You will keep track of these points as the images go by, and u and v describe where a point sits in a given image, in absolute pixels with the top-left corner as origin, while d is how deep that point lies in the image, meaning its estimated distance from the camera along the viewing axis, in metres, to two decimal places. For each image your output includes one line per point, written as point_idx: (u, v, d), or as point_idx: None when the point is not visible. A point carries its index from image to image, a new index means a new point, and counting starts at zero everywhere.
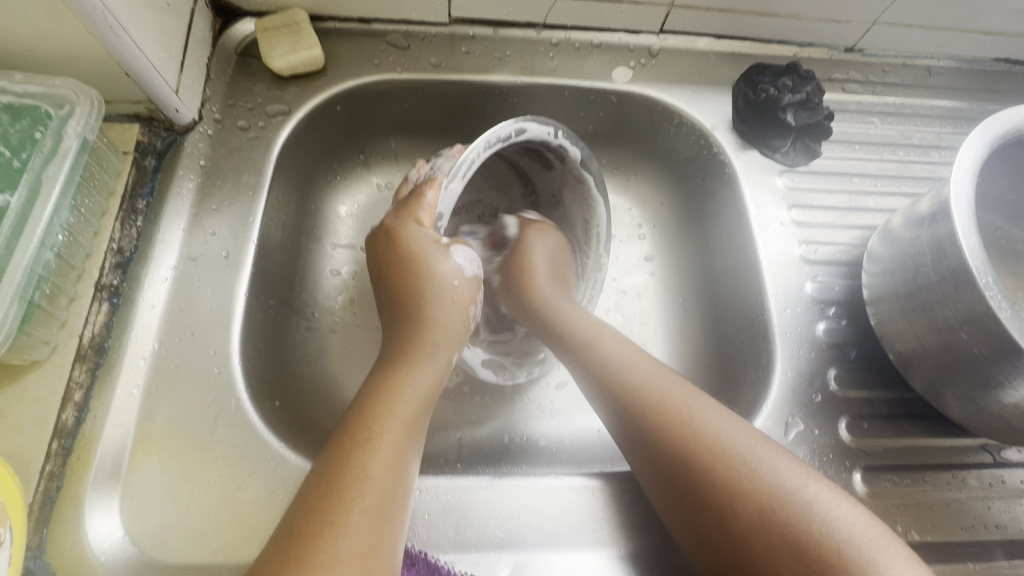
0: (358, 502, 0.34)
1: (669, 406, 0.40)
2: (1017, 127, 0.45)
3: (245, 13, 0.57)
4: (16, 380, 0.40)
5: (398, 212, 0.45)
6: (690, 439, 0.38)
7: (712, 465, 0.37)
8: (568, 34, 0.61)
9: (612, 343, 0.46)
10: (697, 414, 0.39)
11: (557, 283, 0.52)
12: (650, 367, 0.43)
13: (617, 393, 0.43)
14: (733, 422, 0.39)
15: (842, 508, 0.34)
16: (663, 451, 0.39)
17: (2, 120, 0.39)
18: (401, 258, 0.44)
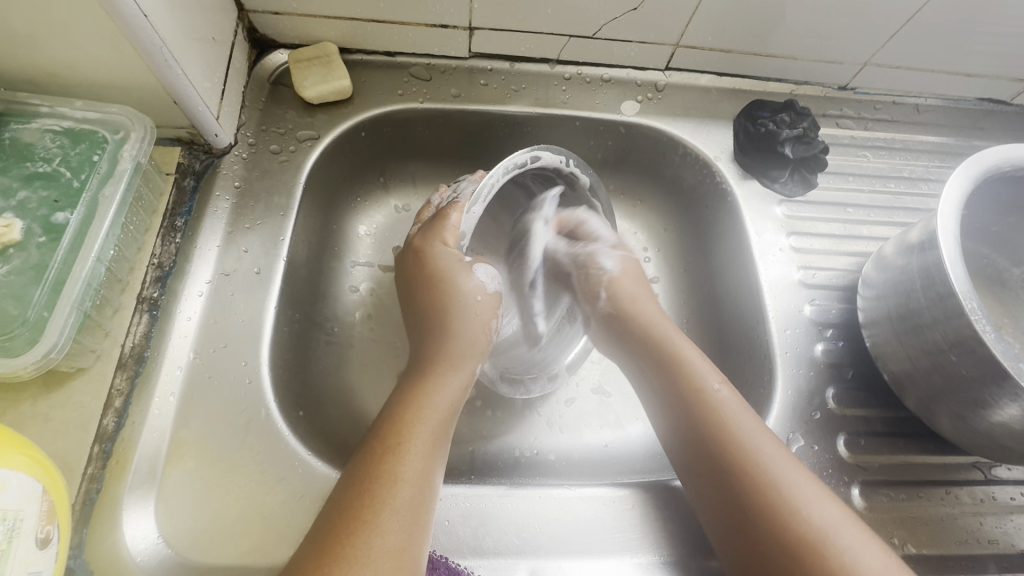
0: (389, 504, 0.36)
1: (762, 469, 0.40)
2: (997, 165, 0.48)
3: (279, 45, 0.61)
4: (62, 385, 0.42)
5: (424, 234, 0.48)
6: (781, 509, 0.38)
7: (800, 539, 0.37)
8: (579, 68, 0.66)
9: (669, 332, 0.51)
10: (795, 489, 0.39)
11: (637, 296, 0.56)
12: (755, 428, 0.42)
13: (703, 439, 0.43)
14: (823, 499, 0.39)
15: (874, 558, 0.36)
16: (743, 512, 0.39)
17: (64, 144, 0.44)
18: (427, 277, 0.48)
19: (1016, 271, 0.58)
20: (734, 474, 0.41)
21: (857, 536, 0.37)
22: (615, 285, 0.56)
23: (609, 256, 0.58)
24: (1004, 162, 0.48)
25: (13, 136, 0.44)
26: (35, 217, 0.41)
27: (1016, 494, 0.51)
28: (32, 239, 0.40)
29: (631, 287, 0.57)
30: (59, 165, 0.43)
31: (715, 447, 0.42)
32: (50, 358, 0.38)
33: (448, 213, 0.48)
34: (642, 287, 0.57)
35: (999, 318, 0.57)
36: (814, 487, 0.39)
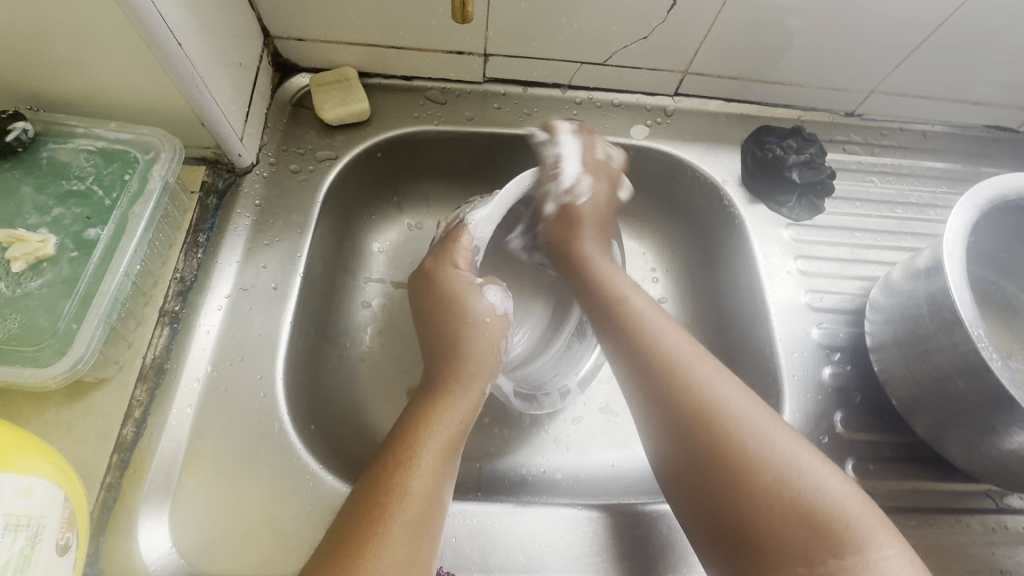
0: (398, 517, 0.37)
1: (707, 398, 0.42)
2: (1003, 194, 0.49)
3: (302, 69, 0.63)
4: (84, 395, 0.43)
5: (435, 258, 0.53)
6: (705, 407, 0.41)
7: (720, 429, 0.40)
8: (590, 94, 0.67)
9: (636, 302, 0.50)
10: (716, 391, 0.42)
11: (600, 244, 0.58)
12: (682, 340, 0.47)
13: (669, 400, 0.43)
14: (747, 398, 0.42)
15: (836, 487, 0.37)
16: (672, 411, 0.43)
17: (98, 164, 0.46)
18: (440, 299, 0.51)
19: None
20: (667, 380, 0.44)
21: (774, 426, 0.40)
22: (572, 209, 0.58)
23: (587, 179, 0.59)
24: (1010, 191, 0.49)
25: (50, 154, 0.46)
26: (68, 233, 0.43)
27: None
28: (65, 254, 0.42)
29: (594, 216, 0.59)
30: (92, 183, 0.45)
31: (682, 407, 0.42)
32: (77, 368, 0.39)
33: (459, 235, 0.53)
34: (606, 227, 0.60)
35: (1009, 345, 0.57)
36: (739, 387, 0.43)
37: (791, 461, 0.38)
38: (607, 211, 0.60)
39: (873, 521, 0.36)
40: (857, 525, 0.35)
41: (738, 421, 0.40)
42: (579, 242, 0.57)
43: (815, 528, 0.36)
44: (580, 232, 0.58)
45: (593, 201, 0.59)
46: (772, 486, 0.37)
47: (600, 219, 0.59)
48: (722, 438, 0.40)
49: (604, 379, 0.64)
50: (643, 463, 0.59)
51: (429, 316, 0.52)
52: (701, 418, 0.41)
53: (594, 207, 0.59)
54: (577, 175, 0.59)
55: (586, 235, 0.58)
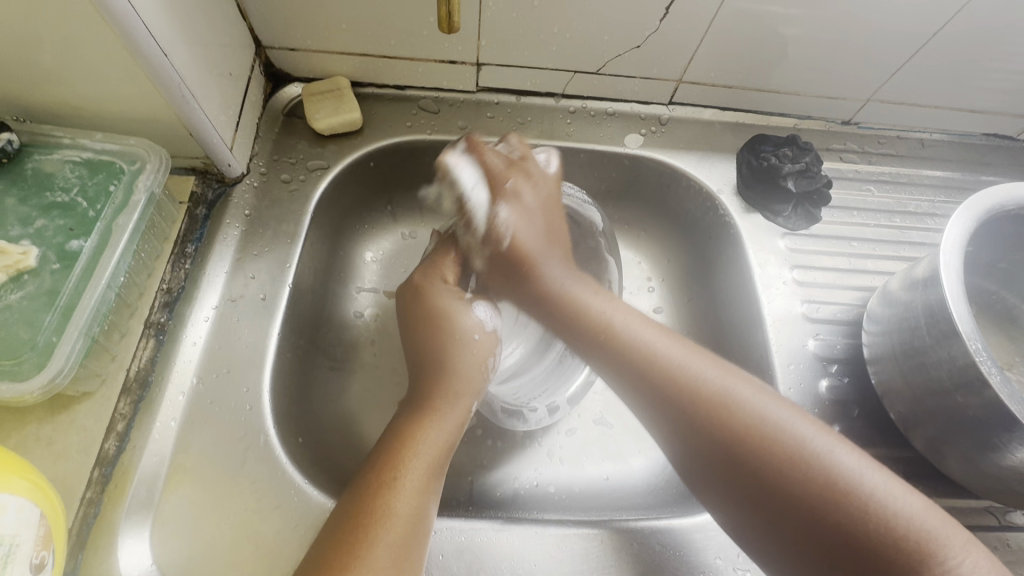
0: (382, 538, 0.37)
1: (748, 419, 0.40)
2: (1001, 204, 0.48)
3: (294, 79, 0.63)
4: (67, 409, 0.43)
5: (424, 273, 0.54)
6: (758, 441, 0.39)
7: (781, 464, 0.38)
8: (584, 102, 0.67)
9: (625, 321, 0.47)
10: (751, 406, 0.40)
11: (564, 265, 0.52)
12: (703, 360, 0.44)
13: (711, 428, 0.40)
14: (787, 411, 0.40)
15: (903, 498, 0.36)
16: (723, 454, 0.40)
17: (82, 175, 0.46)
18: (427, 318, 0.51)
19: None
20: (710, 416, 0.41)
21: (824, 439, 0.39)
22: (518, 247, 0.52)
23: (503, 209, 0.53)
24: (1008, 201, 0.48)
25: (35, 165, 0.45)
26: (50, 245, 0.42)
27: None
28: (47, 266, 0.42)
29: (540, 228, 0.53)
30: (76, 195, 0.45)
31: (726, 435, 0.40)
32: (56, 383, 0.39)
33: (445, 256, 0.56)
34: (557, 237, 0.53)
35: (1009, 356, 0.56)
36: (768, 399, 0.41)
37: (853, 476, 0.37)
38: (552, 216, 0.54)
39: (934, 516, 0.35)
40: (935, 535, 0.34)
41: (792, 447, 0.38)
42: (541, 269, 0.51)
43: (904, 551, 0.34)
44: (535, 274, 0.51)
45: (532, 237, 0.52)
46: (851, 517, 0.35)
47: (548, 240, 0.53)
48: (786, 475, 0.38)
49: (599, 391, 0.63)
50: (638, 477, 0.58)
51: (417, 343, 0.51)
52: (759, 455, 0.39)
53: (535, 240, 0.52)
54: (490, 206, 0.54)
55: (544, 259, 0.52)
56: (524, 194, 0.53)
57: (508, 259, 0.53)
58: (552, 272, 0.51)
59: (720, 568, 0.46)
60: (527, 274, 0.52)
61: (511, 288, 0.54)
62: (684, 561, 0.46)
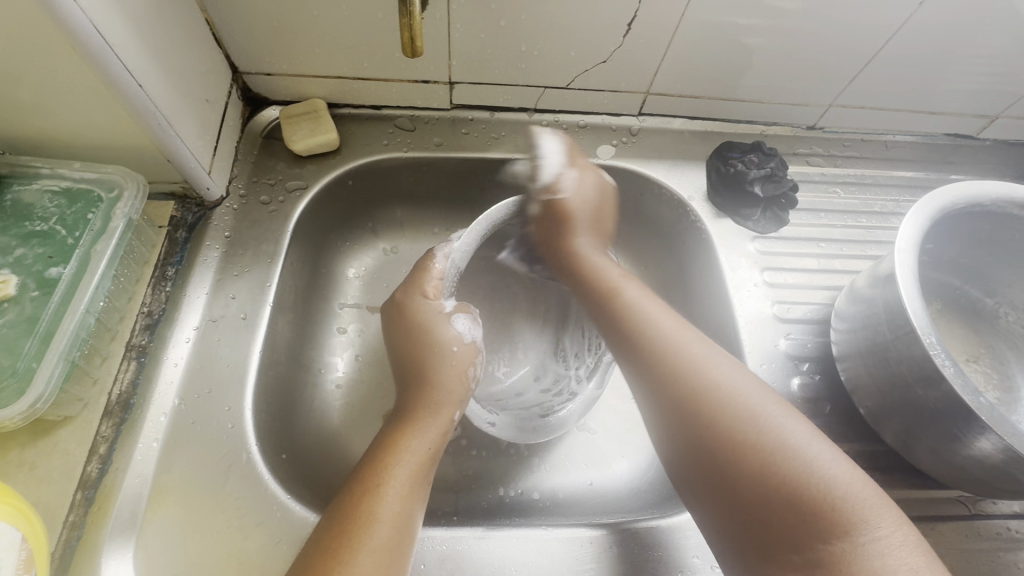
0: (366, 544, 0.38)
1: (698, 381, 0.43)
2: (953, 202, 0.50)
3: (272, 102, 0.64)
4: (49, 433, 0.43)
5: (405, 287, 0.54)
6: (705, 402, 0.42)
7: (723, 428, 0.40)
8: (556, 116, 0.69)
9: (630, 294, 0.52)
10: (712, 374, 0.43)
11: (596, 238, 0.60)
12: (677, 328, 0.48)
13: (670, 387, 0.44)
14: (745, 382, 0.43)
15: (840, 471, 0.36)
16: (676, 404, 0.43)
17: (61, 204, 0.47)
18: (410, 328, 0.53)
19: (989, 302, 0.59)
20: (670, 371, 0.45)
21: (774, 408, 0.40)
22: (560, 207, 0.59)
23: (571, 172, 0.60)
24: (960, 199, 0.50)
25: (14, 196, 0.47)
26: (30, 273, 0.43)
27: (1004, 528, 0.51)
28: (27, 293, 0.43)
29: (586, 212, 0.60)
30: (55, 223, 0.46)
31: (679, 395, 0.43)
32: (36, 408, 0.40)
33: (426, 267, 0.54)
34: (601, 215, 0.61)
35: (975, 349, 0.58)
36: (734, 368, 0.44)
37: (785, 443, 0.38)
38: (603, 199, 0.61)
39: (872, 500, 0.35)
40: (860, 508, 0.34)
41: (735, 415, 0.40)
42: (574, 240, 0.59)
43: (820, 515, 0.35)
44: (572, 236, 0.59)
45: (579, 200, 0.59)
46: (780, 484, 0.36)
47: (593, 213, 0.60)
48: (728, 432, 0.40)
49: None
50: (621, 481, 0.59)
51: (404, 344, 0.53)
52: (710, 425, 0.41)
53: (581, 206, 0.59)
54: (561, 167, 0.61)
55: (577, 234, 0.59)
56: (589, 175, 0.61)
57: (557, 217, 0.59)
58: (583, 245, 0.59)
59: (698, 567, 0.47)
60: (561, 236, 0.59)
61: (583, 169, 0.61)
62: (661, 561, 0.47)
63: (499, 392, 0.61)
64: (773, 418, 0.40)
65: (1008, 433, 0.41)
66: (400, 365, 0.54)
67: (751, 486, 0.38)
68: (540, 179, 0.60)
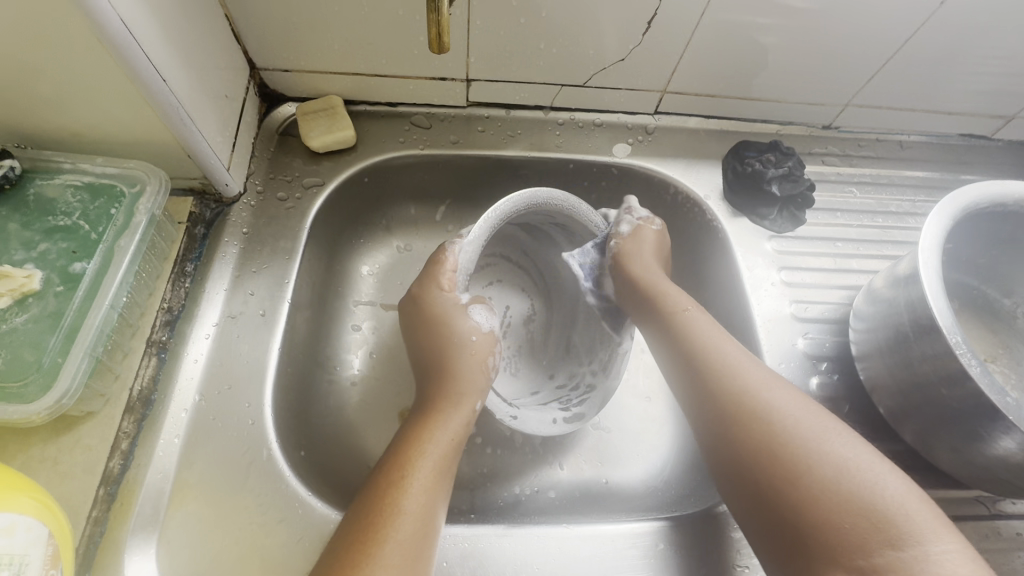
0: (391, 536, 0.38)
1: (748, 396, 0.44)
2: (976, 202, 0.49)
3: (288, 98, 0.64)
4: (71, 429, 0.43)
5: (421, 280, 0.53)
6: (758, 417, 0.43)
7: (774, 443, 0.41)
8: (572, 114, 0.69)
9: (695, 314, 0.52)
10: (771, 394, 0.44)
11: (661, 264, 0.58)
12: (727, 342, 0.49)
13: (718, 402, 0.45)
14: (793, 398, 0.44)
15: (896, 488, 0.38)
16: (727, 420, 0.44)
17: (83, 199, 0.47)
18: (430, 320, 0.52)
19: (1007, 302, 0.59)
20: (717, 389, 0.46)
21: (828, 426, 0.42)
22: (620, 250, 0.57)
23: (614, 183, 0.61)
24: (982, 199, 0.50)
25: (37, 191, 0.46)
26: (54, 268, 0.43)
27: (1023, 528, 0.51)
28: (51, 289, 0.43)
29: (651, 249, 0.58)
30: (78, 219, 0.46)
31: (727, 408, 0.45)
32: (61, 404, 0.40)
33: (442, 259, 0.52)
34: (664, 249, 0.60)
35: (993, 349, 0.58)
36: (776, 381, 0.46)
37: (841, 460, 0.39)
38: (662, 246, 0.59)
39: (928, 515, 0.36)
40: (914, 525, 0.36)
41: (789, 432, 0.41)
42: (631, 260, 0.56)
43: (875, 529, 0.36)
44: (621, 266, 0.56)
45: (659, 234, 0.59)
46: (838, 497, 0.38)
47: (657, 262, 0.57)
48: (781, 446, 0.41)
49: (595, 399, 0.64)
50: (637, 480, 0.59)
51: (422, 337, 0.53)
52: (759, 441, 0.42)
53: (649, 241, 0.58)
54: (638, 205, 0.60)
55: (650, 261, 0.57)
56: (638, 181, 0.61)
57: (569, 228, 0.59)
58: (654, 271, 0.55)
59: (719, 565, 0.47)
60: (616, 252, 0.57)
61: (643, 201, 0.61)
62: (682, 559, 0.47)
63: (513, 390, 0.60)
64: (828, 437, 0.41)
65: None
66: (420, 359, 0.54)
67: (807, 497, 0.39)
68: (579, 194, 0.63)
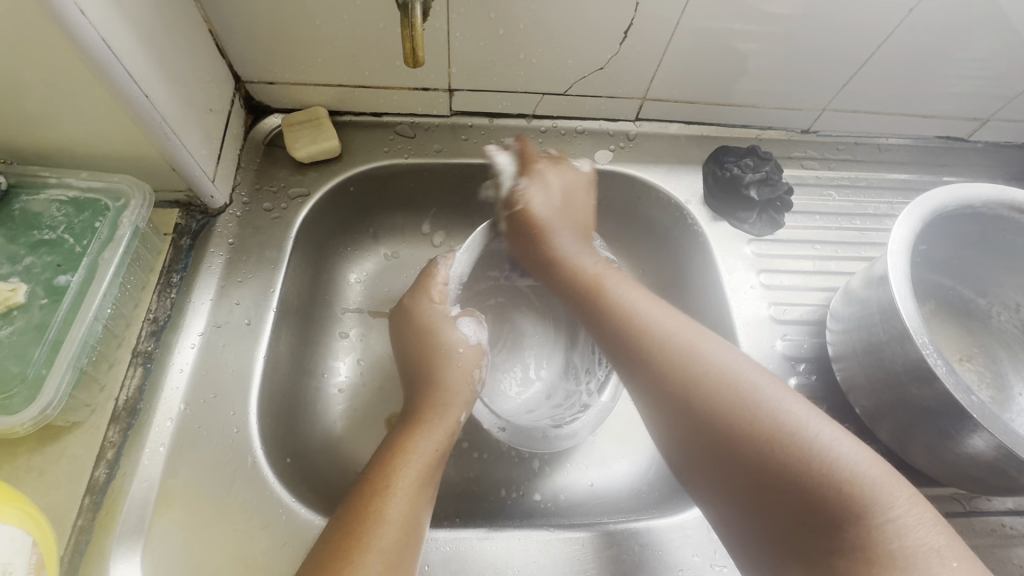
0: (374, 545, 0.39)
1: (696, 370, 0.44)
2: (944, 205, 0.51)
3: (273, 110, 0.65)
4: (57, 440, 0.44)
5: (413, 293, 0.56)
6: (710, 392, 0.43)
7: (731, 418, 0.41)
8: (555, 122, 0.70)
9: (620, 290, 0.53)
10: (710, 361, 0.44)
11: (579, 237, 0.59)
12: (671, 318, 0.49)
13: (670, 379, 0.45)
14: (745, 365, 0.44)
15: (847, 450, 0.37)
16: (681, 401, 0.44)
17: (68, 213, 0.48)
18: (418, 330, 0.54)
19: (982, 301, 0.60)
20: (666, 366, 0.46)
21: (774, 390, 0.42)
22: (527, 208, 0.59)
23: (525, 182, 0.60)
24: (951, 201, 0.51)
25: (23, 206, 0.47)
26: (39, 281, 0.44)
27: (999, 524, 0.51)
28: (35, 301, 0.43)
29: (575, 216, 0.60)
30: (63, 232, 0.47)
31: (681, 385, 0.44)
32: (46, 414, 0.40)
33: (432, 273, 0.56)
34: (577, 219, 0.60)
35: (968, 349, 0.59)
36: (735, 354, 0.45)
37: (790, 425, 0.39)
38: (572, 199, 0.60)
39: (888, 480, 0.36)
40: (873, 488, 0.35)
41: (752, 405, 0.41)
42: (553, 239, 0.58)
43: (831, 497, 0.36)
44: (546, 240, 0.58)
45: (545, 207, 0.59)
46: (786, 460, 0.38)
47: (564, 212, 0.59)
48: (731, 420, 0.41)
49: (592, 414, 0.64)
50: (622, 482, 0.60)
51: (409, 347, 0.54)
52: (716, 419, 0.41)
53: (550, 211, 0.59)
54: (517, 182, 0.61)
55: (558, 237, 0.59)
56: (545, 180, 0.60)
57: (525, 223, 0.59)
58: (564, 240, 0.59)
59: (698, 566, 0.48)
60: (539, 245, 0.59)
61: (535, 185, 0.59)
62: (662, 560, 0.48)
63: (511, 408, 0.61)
64: (773, 400, 0.41)
65: (999, 431, 0.42)
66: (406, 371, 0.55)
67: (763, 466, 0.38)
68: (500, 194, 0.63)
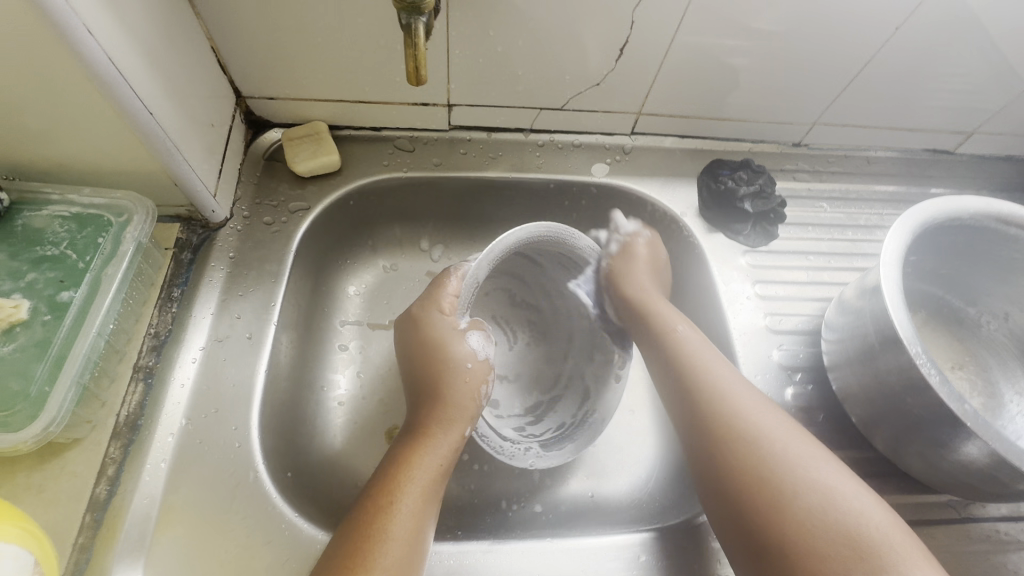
0: (380, 561, 0.40)
1: (744, 424, 0.47)
2: (933, 217, 0.52)
3: (274, 124, 0.66)
4: (57, 456, 0.44)
5: (422, 302, 0.54)
6: (757, 444, 0.45)
7: (770, 479, 0.43)
8: (552, 136, 0.71)
9: (686, 331, 0.56)
10: (760, 417, 0.47)
11: (656, 282, 0.63)
12: (717, 369, 0.51)
13: (714, 431, 0.47)
14: (784, 426, 0.47)
15: (877, 515, 0.40)
16: (723, 450, 0.46)
17: (71, 229, 0.48)
18: (425, 342, 0.53)
19: (972, 310, 0.62)
20: (713, 415, 0.48)
21: (812, 455, 0.44)
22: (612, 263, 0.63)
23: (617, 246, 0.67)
24: (940, 213, 0.52)
25: (25, 222, 0.47)
26: (41, 297, 0.44)
27: (993, 530, 0.52)
28: (38, 318, 0.43)
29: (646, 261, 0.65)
30: (65, 248, 0.47)
31: (723, 437, 0.47)
32: (49, 431, 0.40)
33: (444, 282, 0.53)
34: (657, 277, 0.64)
35: (959, 357, 0.60)
36: (776, 413, 0.48)
37: (828, 490, 0.42)
38: (655, 256, 0.66)
39: (908, 545, 0.39)
40: (902, 554, 0.38)
41: (782, 463, 0.44)
42: (616, 287, 0.61)
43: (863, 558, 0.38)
44: (623, 288, 0.61)
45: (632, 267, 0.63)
46: (823, 519, 0.40)
47: (650, 271, 0.64)
48: (768, 473, 0.43)
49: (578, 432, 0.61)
50: (622, 493, 0.60)
51: (416, 358, 0.54)
52: (747, 473, 0.44)
53: (634, 265, 0.63)
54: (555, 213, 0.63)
55: (639, 274, 0.63)
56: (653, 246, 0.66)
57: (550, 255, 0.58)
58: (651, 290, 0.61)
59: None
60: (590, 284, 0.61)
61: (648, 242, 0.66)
62: (663, 570, 0.48)
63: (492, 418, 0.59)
64: (812, 465, 0.43)
65: (991, 439, 0.43)
66: (412, 377, 0.54)
67: (798, 522, 0.40)
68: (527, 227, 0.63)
